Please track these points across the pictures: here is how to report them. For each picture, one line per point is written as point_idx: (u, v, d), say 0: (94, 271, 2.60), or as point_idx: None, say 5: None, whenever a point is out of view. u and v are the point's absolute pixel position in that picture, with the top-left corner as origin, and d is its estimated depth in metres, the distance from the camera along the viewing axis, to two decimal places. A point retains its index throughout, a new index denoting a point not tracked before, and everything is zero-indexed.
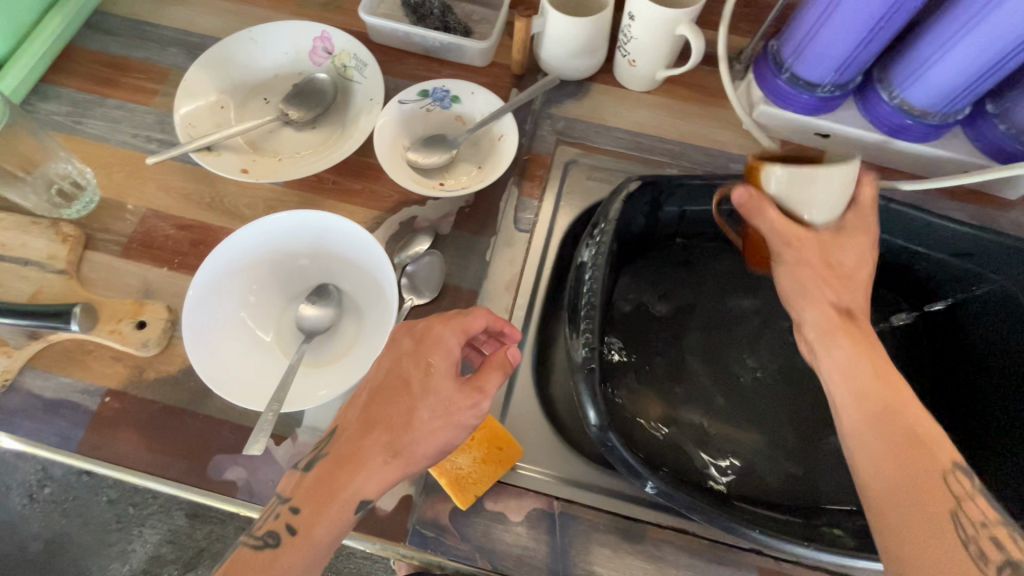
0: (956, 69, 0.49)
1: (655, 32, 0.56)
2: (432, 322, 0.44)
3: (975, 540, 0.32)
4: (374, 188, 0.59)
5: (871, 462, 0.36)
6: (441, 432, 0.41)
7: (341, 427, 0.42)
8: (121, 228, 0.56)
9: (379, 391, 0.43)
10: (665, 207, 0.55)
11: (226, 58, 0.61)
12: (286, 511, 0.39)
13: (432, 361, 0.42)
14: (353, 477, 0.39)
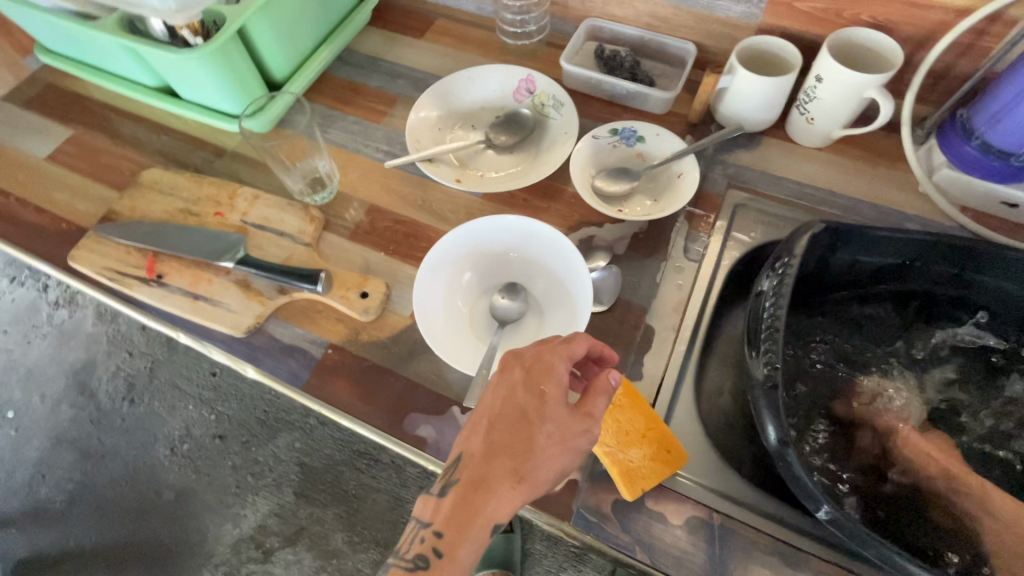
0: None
1: (842, 93, 0.61)
2: (541, 350, 0.47)
3: None
4: (558, 208, 0.67)
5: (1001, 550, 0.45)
6: (559, 457, 0.44)
7: (468, 451, 0.45)
8: (351, 217, 0.68)
9: (495, 421, 0.45)
10: (839, 253, 0.58)
11: (448, 91, 0.73)
12: (431, 535, 0.42)
13: (546, 389, 0.45)
14: (486, 502, 0.42)
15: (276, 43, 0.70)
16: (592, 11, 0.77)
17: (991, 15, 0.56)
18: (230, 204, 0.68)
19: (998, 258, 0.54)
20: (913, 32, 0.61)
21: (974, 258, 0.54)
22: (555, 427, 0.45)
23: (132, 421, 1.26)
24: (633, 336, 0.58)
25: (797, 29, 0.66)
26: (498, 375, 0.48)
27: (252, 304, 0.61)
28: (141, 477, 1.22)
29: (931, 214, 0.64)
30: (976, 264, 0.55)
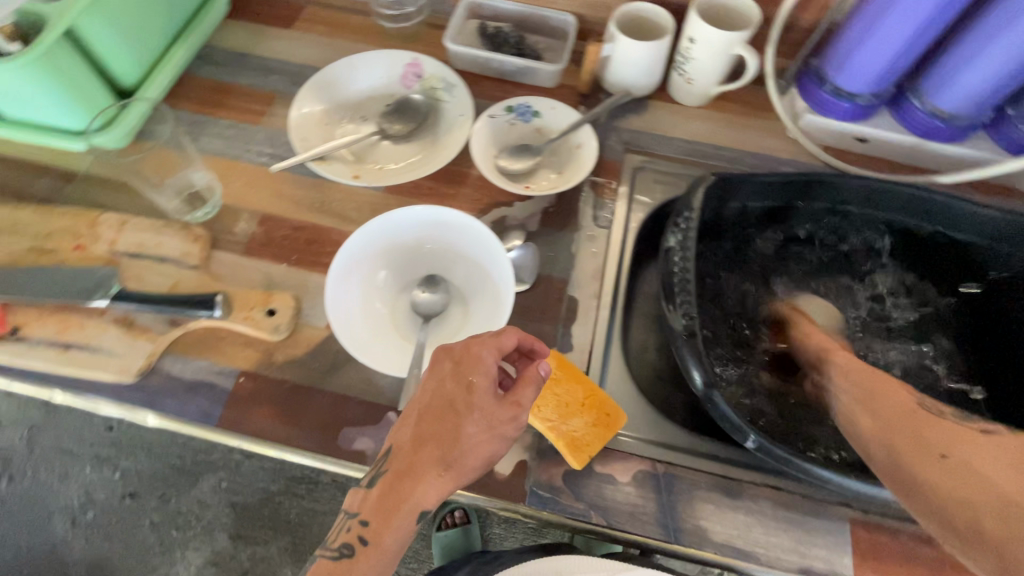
0: (990, 71, 0.56)
1: (713, 52, 0.65)
2: (470, 342, 0.47)
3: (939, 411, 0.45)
4: (466, 192, 0.65)
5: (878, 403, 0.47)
6: (488, 443, 0.44)
7: (397, 445, 0.46)
8: (241, 230, 0.62)
9: (423, 414, 0.46)
10: (732, 202, 0.62)
11: (328, 82, 0.69)
12: (359, 524, 0.44)
13: (474, 380, 0.45)
14: (412, 490, 0.43)
15: (120, 44, 0.61)
16: None
17: None
18: (93, 235, 0.60)
19: (852, 187, 0.60)
20: None
21: (840, 190, 0.61)
22: (482, 417, 0.44)
23: (16, 500, 1.09)
24: (558, 309, 0.59)
25: None
26: (428, 371, 0.48)
27: (140, 344, 0.54)
28: (40, 559, 1.06)
29: (801, 156, 0.70)
30: (843, 196, 0.61)
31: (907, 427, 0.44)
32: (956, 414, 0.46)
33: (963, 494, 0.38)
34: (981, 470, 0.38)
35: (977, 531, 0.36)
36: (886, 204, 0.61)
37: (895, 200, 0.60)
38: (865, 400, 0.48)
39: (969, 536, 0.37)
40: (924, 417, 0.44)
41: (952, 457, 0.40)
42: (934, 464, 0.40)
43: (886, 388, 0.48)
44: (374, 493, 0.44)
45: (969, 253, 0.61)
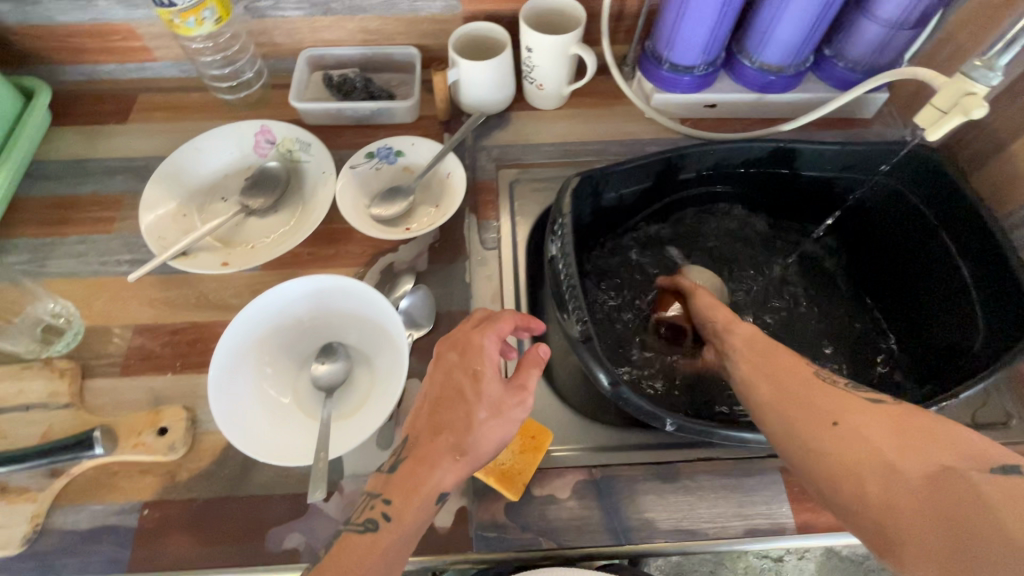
0: (797, 18, 0.61)
1: (553, 57, 0.66)
2: (472, 332, 0.47)
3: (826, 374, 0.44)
4: (348, 249, 0.63)
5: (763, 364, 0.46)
6: (498, 427, 0.43)
7: (414, 434, 0.45)
8: (116, 350, 0.58)
9: (434, 403, 0.45)
10: (605, 195, 0.63)
11: (175, 171, 0.65)
12: (380, 501, 0.41)
13: (480, 368, 0.44)
14: (430, 472, 0.42)
15: None
16: (304, 42, 0.74)
17: None
18: None
19: (710, 154, 0.63)
20: None
21: (701, 158, 0.63)
22: (491, 404, 0.44)
23: None
24: None
25: (496, 8, 0.69)
26: (433, 364, 0.47)
27: (20, 507, 0.49)
28: None
29: (661, 133, 0.73)
30: (705, 162, 0.64)
31: (798, 395, 0.42)
32: (852, 382, 0.44)
33: (853, 461, 0.37)
34: (869, 437, 0.37)
35: (860, 501, 0.36)
36: (744, 161, 0.64)
37: (750, 156, 0.63)
38: (758, 362, 0.46)
39: (852, 506, 0.36)
40: (819, 385, 0.43)
41: (843, 425, 0.39)
42: (828, 434, 0.39)
43: (780, 356, 0.46)
44: (397, 472, 0.43)
45: (827, 186, 0.66)
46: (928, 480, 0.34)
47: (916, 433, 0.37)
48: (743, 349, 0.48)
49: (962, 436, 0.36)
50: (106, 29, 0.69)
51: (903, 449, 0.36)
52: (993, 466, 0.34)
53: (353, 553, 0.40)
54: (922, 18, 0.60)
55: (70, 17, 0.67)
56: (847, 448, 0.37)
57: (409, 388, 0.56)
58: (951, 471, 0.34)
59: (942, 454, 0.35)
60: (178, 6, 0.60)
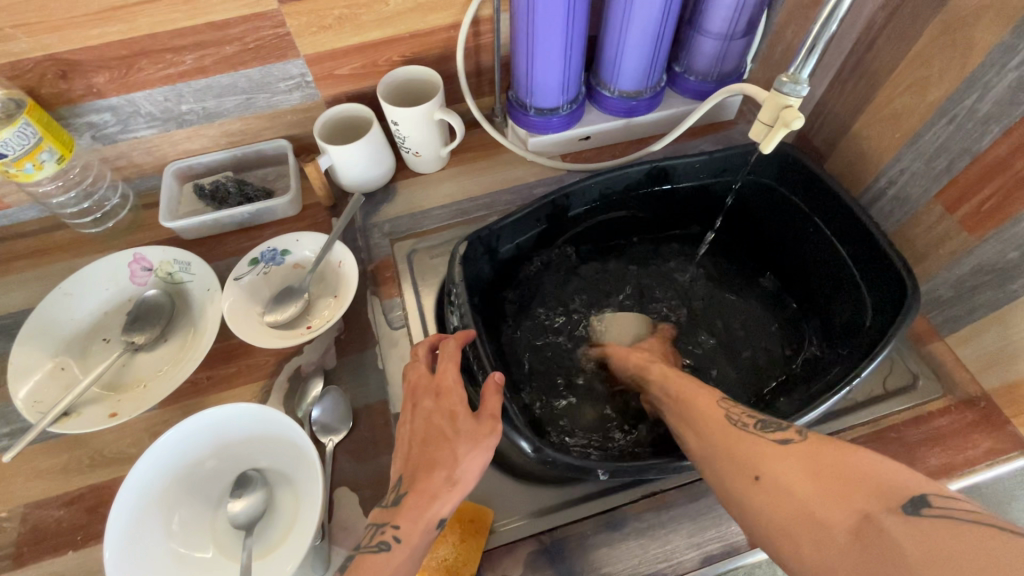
0: (638, 47, 0.64)
1: (420, 126, 0.66)
2: (441, 373, 0.49)
3: (741, 418, 0.45)
4: (250, 362, 0.60)
5: (686, 423, 0.47)
6: (479, 457, 0.44)
7: (405, 472, 0.45)
8: (6, 539, 0.52)
9: (420, 442, 0.46)
10: (501, 248, 0.63)
11: (44, 324, 0.60)
12: (389, 525, 0.41)
13: (456, 407, 0.46)
14: (428, 503, 0.42)
15: None
16: (167, 157, 0.71)
17: (473, 19, 0.65)
18: None
19: (592, 187, 0.64)
20: (438, 52, 0.69)
21: (584, 193, 0.64)
22: (469, 436, 0.45)
23: None
24: (389, 434, 0.56)
25: (354, 89, 0.69)
26: (408, 412, 0.48)
27: None
28: None
29: (545, 173, 0.74)
30: (590, 195, 0.65)
31: (722, 450, 0.42)
32: (765, 418, 0.44)
33: (779, 519, 0.37)
34: (790, 491, 0.37)
35: (798, 561, 0.35)
36: (625, 187, 0.66)
37: (629, 182, 0.65)
38: (682, 414, 0.48)
39: (793, 565, 0.36)
40: (734, 432, 0.43)
41: (764, 480, 0.39)
42: (752, 493, 0.39)
43: (698, 405, 0.47)
44: (400, 501, 0.43)
45: (707, 191, 0.68)
46: (849, 537, 0.34)
47: (832, 476, 0.37)
48: (669, 400, 0.50)
49: (877, 471, 0.36)
50: None
51: (824, 500, 0.36)
52: (906, 504, 0.34)
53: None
54: (748, 25, 0.64)
55: None
56: (773, 506, 0.38)
57: (338, 496, 0.53)
58: (868, 520, 0.34)
59: (858, 500, 0.35)
60: (10, 156, 0.56)
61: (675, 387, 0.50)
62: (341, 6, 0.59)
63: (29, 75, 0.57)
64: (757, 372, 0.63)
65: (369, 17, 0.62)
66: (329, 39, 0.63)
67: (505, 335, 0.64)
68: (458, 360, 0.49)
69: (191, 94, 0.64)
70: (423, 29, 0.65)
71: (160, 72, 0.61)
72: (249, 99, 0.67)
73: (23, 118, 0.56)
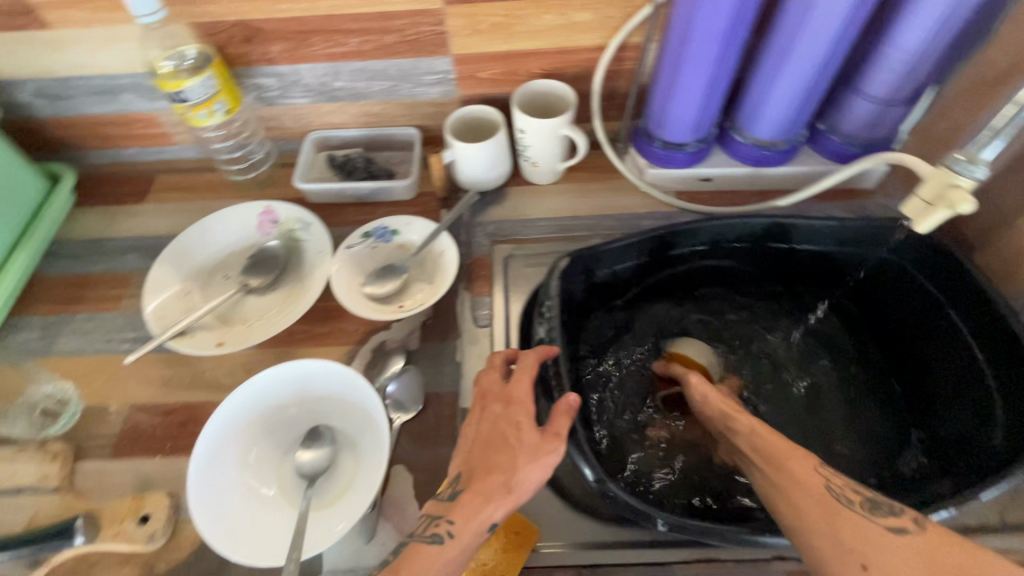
0: (784, 97, 0.61)
1: (545, 138, 0.68)
2: (512, 383, 0.48)
3: (841, 492, 0.43)
4: (341, 327, 0.64)
5: (774, 482, 0.45)
6: (537, 473, 0.43)
7: (466, 470, 0.45)
8: (110, 431, 0.58)
9: (483, 444, 0.46)
10: (598, 271, 0.63)
11: (182, 250, 0.67)
12: (444, 519, 0.42)
13: (521, 418, 0.46)
14: (480, 507, 0.42)
15: None
16: (311, 125, 0.77)
17: (621, 45, 0.66)
18: None
19: (705, 230, 0.63)
20: (577, 71, 0.70)
21: (694, 234, 0.63)
22: (528, 451, 0.44)
23: None
24: (452, 426, 0.57)
25: (491, 92, 0.72)
26: (475, 414, 0.49)
27: None
28: None
29: (657, 206, 0.73)
30: (700, 238, 0.63)
31: (823, 523, 0.41)
32: (871, 500, 0.42)
33: None
34: None
35: None
36: (740, 237, 0.64)
37: (745, 232, 0.63)
38: (771, 473, 0.45)
39: None
40: (831, 505, 0.42)
41: (874, 570, 0.38)
42: None
43: (791, 467, 0.44)
44: (455, 496, 0.43)
45: (830, 259, 0.64)
46: None
47: None
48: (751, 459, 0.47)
49: None
50: (131, 118, 0.75)
51: None
52: None
53: (423, 567, 0.40)
54: (913, 94, 0.60)
55: (98, 108, 0.73)
56: None
57: (394, 473, 0.55)
58: None
59: None
60: (191, 101, 0.64)
61: (767, 445, 0.47)
62: (498, 14, 0.63)
63: (221, 35, 0.65)
64: (848, 463, 0.58)
65: (522, 28, 0.64)
66: (480, 43, 0.66)
67: (585, 358, 0.63)
68: (532, 374, 0.49)
69: (347, 73, 0.70)
70: (571, 48, 0.67)
71: (326, 50, 0.67)
72: (395, 86, 0.71)
73: (209, 71, 0.63)
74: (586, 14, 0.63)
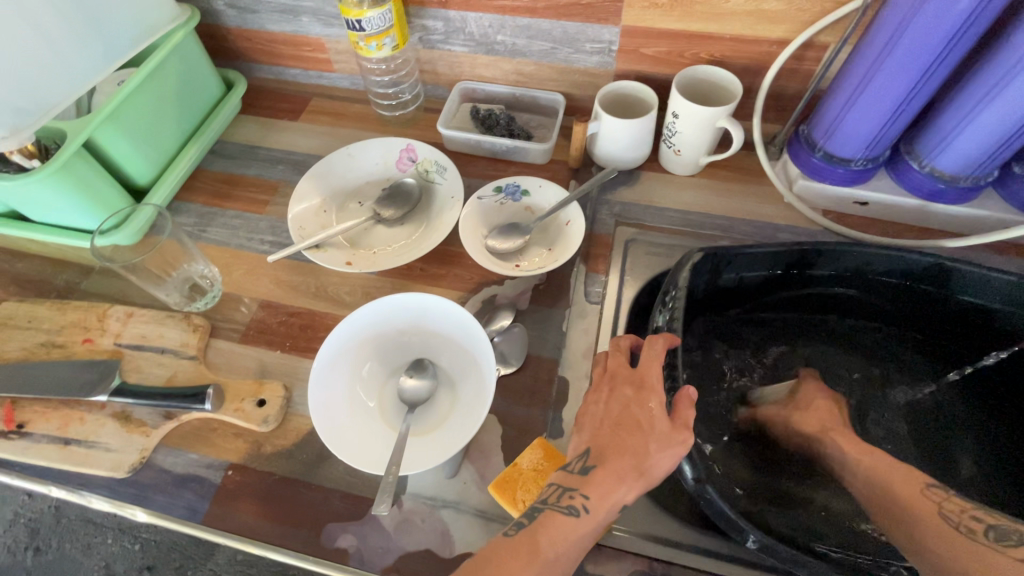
0: (988, 130, 0.54)
1: (698, 127, 0.65)
2: (642, 367, 0.48)
3: (962, 521, 0.44)
4: (457, 272, 0.66)
5: (888, 510, 0.47)
6: (668, 462, 0.43)
7: (595, 447, 0.46)
8: (241, 319, 0.64)
9: (613, 424, 0.47)
10: (725, 273, 0.60)
11: (327, 170, 0.72)
12: (580, 493, 0.43)
13: (653, 406, 0.46)
14: (614, 488, 0.43)
15: (132, 149, 0.67)
16: (461, 75, 0.79)
17: (805, 43, 0.62)
18: (101, 328, 0.63)
19: (853, 254, 0.58)
20: (746, 63, 0.66)
21: (840, 257, 0.58)
22: (660, 440, 0.44)
23: None
24: (548, 392, 0.58)
25: (648, 71, 0.70)
26: (601, 393, 0.49)
27: (134, 438, 0.55)
28: None
29: (799, 221, 0.68)
30: (845, 262, 0.59)
31: (938, 546, 0.43)
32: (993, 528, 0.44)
33: None
34: None
35: None
36: (893, 271, 0.58)
37: (900, 267, 0.58)
38: (881, 499, 0.48)
39: None
40: (946, 532, 0.44)
41: None
42: None
43: (901, 493, 0.47)
44: (588, 472, 0.44)
45: (993, 317, 0.57)
46: None
47: None
48: (866, 484, 0.49)
49: None
50: (303, 40, 0.80)
51: None
52: None
53: (558, 534, 0.41)
54: None
55: (278, 27, 0.79)
56: None
57: (485, 421, 0.56)
58: None
59: None
60: (366, 32, 0.67)
61: (874, 471, 0.49)
62: None
63: None
64: None
65: (703, 9, 0.62)
66: (654, 17, 0.64)
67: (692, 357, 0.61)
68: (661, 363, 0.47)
69: (512, 28, 0.70)
70: (748, 37, 0.63)
71: (498, 2, 0.68)
72: (555, 48, 0.71)
73: (388, 5, 0.66)
74: (777, 3, 0.59)
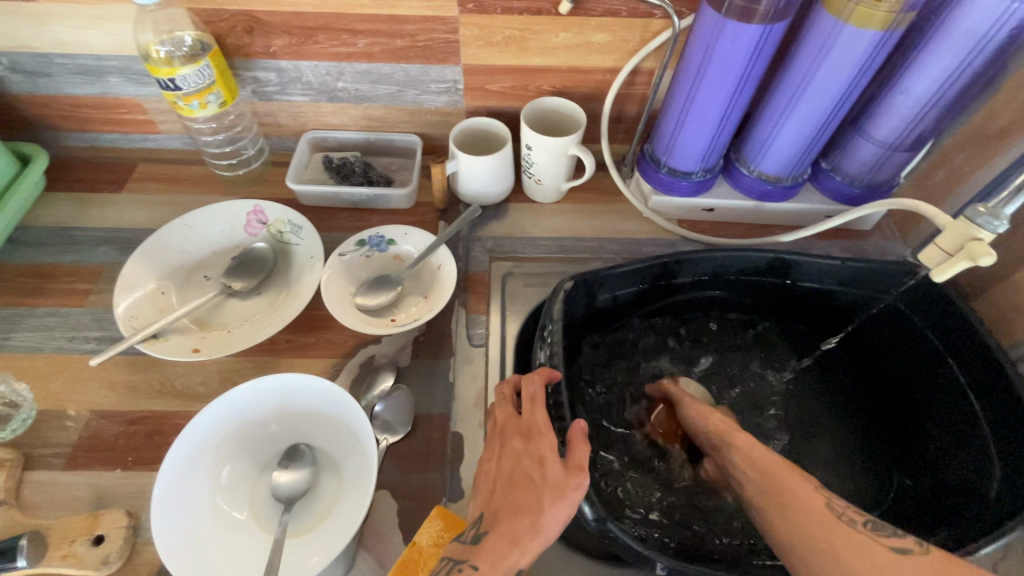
0: (795, 134, 0.61)
1: (552, 156, 0.66)
2: (530, 414, 0.47)
3: (845, 512, 0.45)
4: (328, 338, 0.61)
5: (776, 504, 0.46)
6: (562, 510, 0.42)
7: (489, 511, 0.43)
8: (65, 439, 0.53)
9: (505, 481, 0.44)
10: (599, 295, 0.61)
11: (161, 246, 0.63)
12: (468, 563, 0.39)
13: (544, 453, 0.44)
14: (509, 552, 0.40)
15: None
16: (307, 124, 0.74)
17: (634, 70, 0.66)
18: None
19: (709, 260, 0.61)
20: (587, 91, 0.69)
21: (698, 264, 0.62)
22: (552, 488, 0.43)
23: None
24: (443, 451, 0.54)
25: (497, 106, 0.71)
26: (493, 448, 0.47)
27: None
28: None
29: (659, 233, 0.72)
30: (704, 267, 0.62)
31: (820, 543, 0.43)
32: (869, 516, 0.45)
33: None
34: None
35: None
36: (744, 270, 0.63)
37: (749, 266, 0.62)
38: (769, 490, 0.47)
39: None
40: (827, 518, 0.44)
41: None
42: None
43: (790, 483, 0.47)
44: (480, 540, 0.41)
45: (832, 298, 0.64)
46: None
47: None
48: (753, 473, 0.49)
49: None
50: (114, 102, 0.71)
51: None
52: None
53: None
54: (917, 141, 0.60)
55: (81, 90, 0.69)
56: None
57: (377, 499, 0.51)
58: None
59: None
60: (183, 90, 0.60)
61: (763, 463, 0.49)
62: (513, 27, 0.61)
63: (221, 24, 0.62)
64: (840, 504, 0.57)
65: (537, 44, 0.63)
66: (491, 55, 0.64)
67: (581, 384, 0.61)
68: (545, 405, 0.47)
69: (351, 74, 0.67)
70: (583, 68, 0.66)
71: (331, 49, 0.64)
72: (400, 91, 0.69)
73: (205, 60, 0.60)
74: (603, 35, 0.62)
